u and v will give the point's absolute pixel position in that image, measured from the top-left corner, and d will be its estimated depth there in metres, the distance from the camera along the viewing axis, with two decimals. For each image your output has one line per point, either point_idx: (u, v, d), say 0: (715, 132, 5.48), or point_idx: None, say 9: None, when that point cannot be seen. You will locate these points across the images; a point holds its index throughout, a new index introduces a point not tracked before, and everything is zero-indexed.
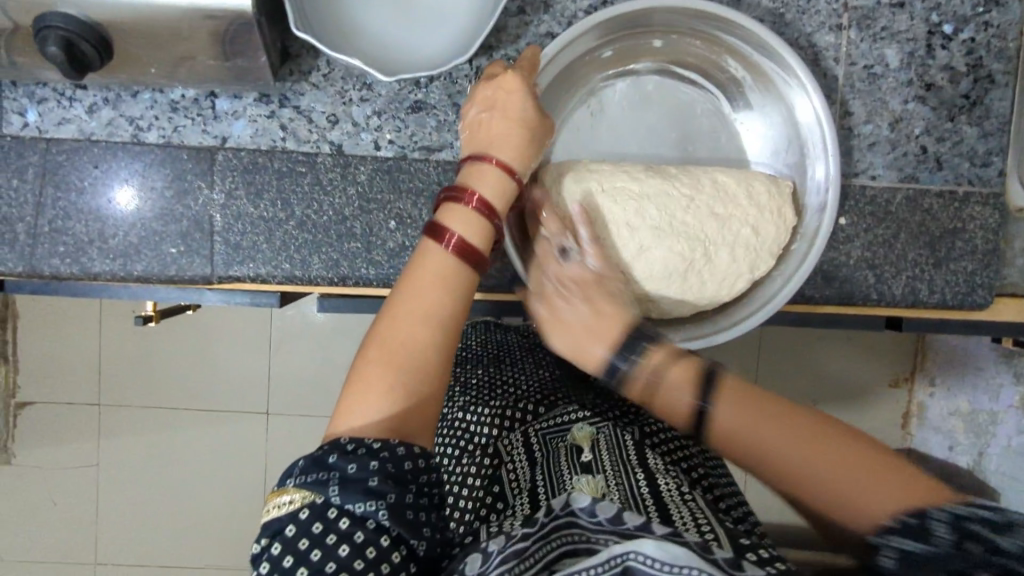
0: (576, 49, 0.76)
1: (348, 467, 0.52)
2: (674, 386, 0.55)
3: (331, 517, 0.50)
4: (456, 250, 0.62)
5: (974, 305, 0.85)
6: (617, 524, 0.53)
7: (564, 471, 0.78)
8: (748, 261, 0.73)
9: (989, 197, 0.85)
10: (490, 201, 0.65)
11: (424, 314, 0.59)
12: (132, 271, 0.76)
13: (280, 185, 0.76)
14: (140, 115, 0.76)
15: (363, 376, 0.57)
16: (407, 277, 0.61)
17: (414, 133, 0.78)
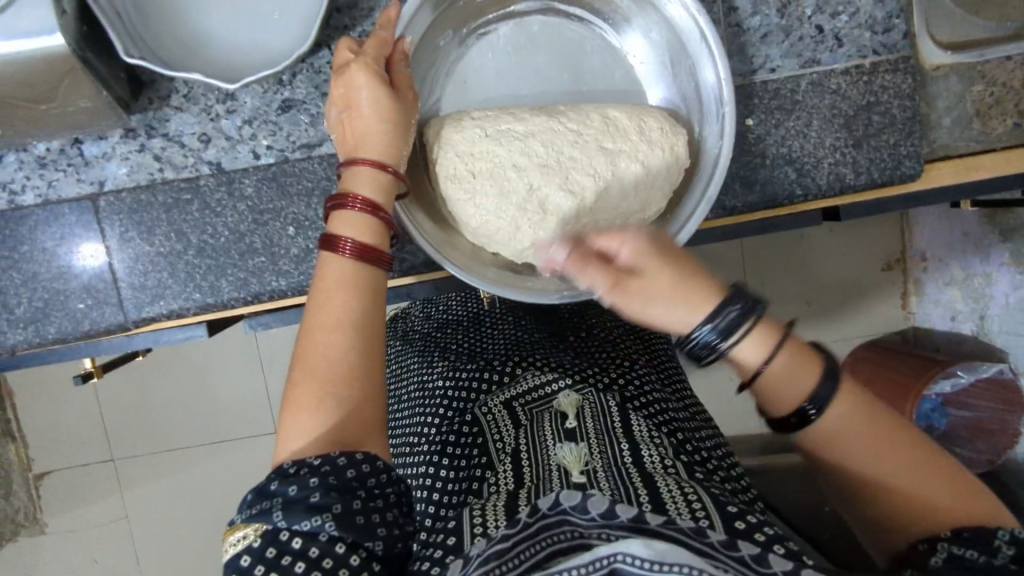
0: (427, 17, 0.71)
1: (289, 489, 0.52)
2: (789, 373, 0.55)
3: (284, 540, 0.51)
4: (354, 256, 0.59)
5: (904, 177, 0.82)
6: (609, 518, 0.53)
7: (549, 440, 0.71)
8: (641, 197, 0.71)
9: (898, 62, 0.81)
10: (375, 199, 0.62)
11: (340, 322, 0.58)
12: (47, 335, 0.75)
13: (170, 217, 0.75)
14: (10, 179, 0.74)
15: (295, 397, 0.56)
16: (313, 291, 0.59)
17: (291, 133, 0.75)
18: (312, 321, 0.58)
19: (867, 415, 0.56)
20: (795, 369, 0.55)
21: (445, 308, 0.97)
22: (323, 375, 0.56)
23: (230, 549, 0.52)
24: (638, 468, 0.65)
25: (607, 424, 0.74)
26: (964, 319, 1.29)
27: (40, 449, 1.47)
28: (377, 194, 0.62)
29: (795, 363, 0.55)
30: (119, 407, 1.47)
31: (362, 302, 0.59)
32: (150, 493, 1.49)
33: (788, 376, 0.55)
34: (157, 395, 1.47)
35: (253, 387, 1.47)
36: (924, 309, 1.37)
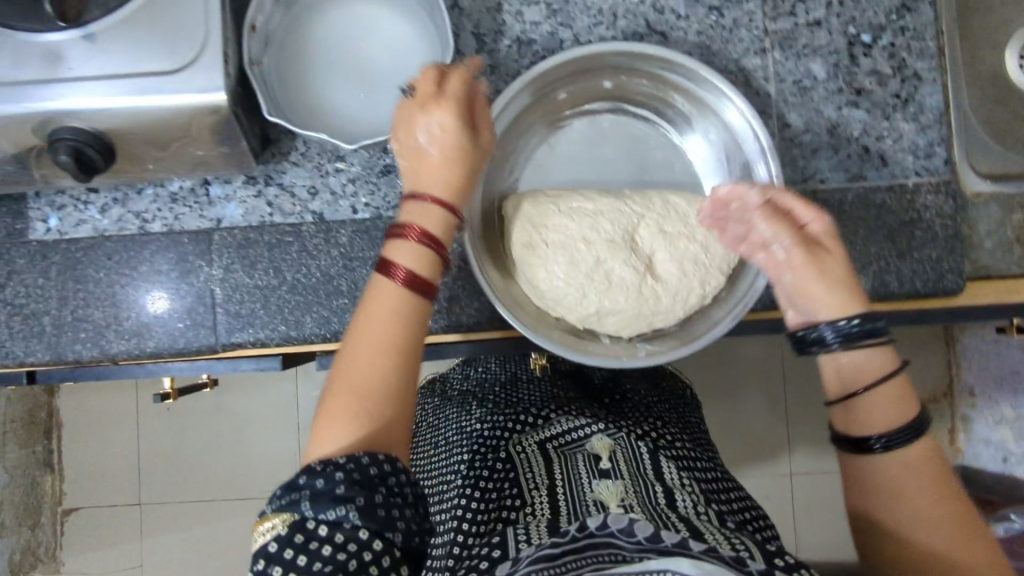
0: (512, 112, 0.81)
1: (316, 483, 0.56)
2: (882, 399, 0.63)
3: (310, 528, 0.55)
4: (406, 285, 0.62)
5: (947, 291, 0.87)
6: (655, 542, 0.54)
7: (585, 480, 0.76)
8: (698, 271, 0.78)
9: (939, 185, 0.88)
10: (433, 233, 0.65)
11: (394, 356, 0.62)
12: (146, 348, 0.84)
13: (271, 255, 0.84)
14: (145, 209, 0.85)
15: (331, 407, 0.60)
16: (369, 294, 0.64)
17: (387, 194, 0.85)
18: (362, 325, 0.63)
19: (930, 469, 0.61)
20: (895, 405, 0.62)
21: (484, 369, 1.05)
22: (360, 390, 0.60)
23: (263, 538, 0.56)
24: (674, 513, 0.69)
25: (639, 471, 0.78)
26: (1017, 462, 1.27)
27: (81, 480, 1.53)
28: (437, 228, 0.65)
29: (891, 403, 0.62)
30: (163, 446, 1.52)
31: (403, 321, 0.63)
32: (179, 535, 1.52)
33: (883, 419, 0.62)
34: (199, 439, 1.52)
35: (291, 446, 1.51)
36: (974, 449, 1.36)
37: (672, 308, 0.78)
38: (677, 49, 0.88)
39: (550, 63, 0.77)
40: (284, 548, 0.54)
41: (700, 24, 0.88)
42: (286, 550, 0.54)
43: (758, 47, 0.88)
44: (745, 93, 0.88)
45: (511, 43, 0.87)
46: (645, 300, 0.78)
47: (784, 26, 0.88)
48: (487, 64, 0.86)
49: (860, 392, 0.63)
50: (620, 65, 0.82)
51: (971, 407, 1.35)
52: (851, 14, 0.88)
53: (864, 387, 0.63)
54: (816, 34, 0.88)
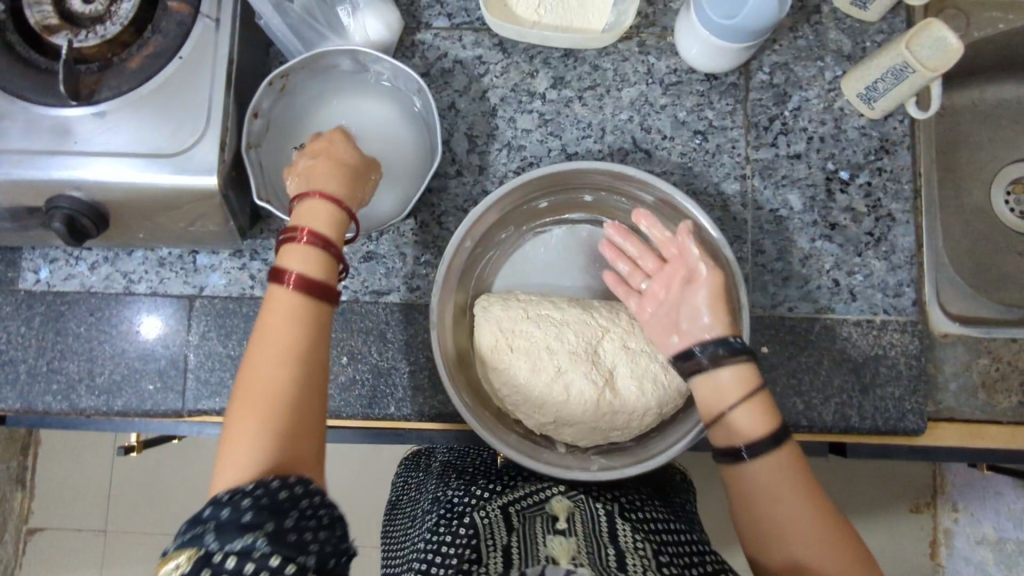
0: (493, 214, 0.83)
1: (222, 513, 0.53)
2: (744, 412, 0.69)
3: (217, 562, 0.51)
4: (297, 286, 0.64)
5: (907, 430, 0.88)
6: None
7: (538, 539, 0.73)
8: (654, 396, 0.79)
9: (906, 325, 0.90)
10: (309, 277, 0.65)
11: (288, 356, 0.61)
12: (114, 405, 0.86)
13: (248, 327, 0.87)
14: (133, 270, 0.89)
15: (232, 432, 0.59)
16: (260, 328, 0.63)
17: (366, 279, 0.88)
18: (256, 354, 0.62)
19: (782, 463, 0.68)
20: (759, 417, 0.68)
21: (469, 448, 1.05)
22: (256, 403, 0.59)
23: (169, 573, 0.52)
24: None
25: (596, 533, 0.74)
26: None
27: (46, 503, 1.52)
28: (328, 229, 0.68)
29: (758, 416, 0.68)
30: (130, 480, 1.52)
31: (301, 331, 0.63)
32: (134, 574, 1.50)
33: (744, 425, 0.68)
34: (167, 477, 1.51)
35: None
36: (954, 566, 1.32)
37: (628, 424, 0.80)
38: (660, 168, 0.91)
39: (535, 173, 0.80)
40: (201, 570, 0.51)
41: (683, 146, 0.91)
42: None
43: (738, 173, 0.92)
44: (723, 216, 0.91)
45: (501, 147, 0.91)
46: (603, 416, 0.79)
47: (765, 155, 0.92)
48: (475, 165, 0.90)
49: (726, 412, 0.69)
50: (601, 182, 0.86)
51: (954, 522, 1.33)
52: (831, 150, 0.92)
53: (730, 406, 0.69)
54: (796, 166, 0.92)
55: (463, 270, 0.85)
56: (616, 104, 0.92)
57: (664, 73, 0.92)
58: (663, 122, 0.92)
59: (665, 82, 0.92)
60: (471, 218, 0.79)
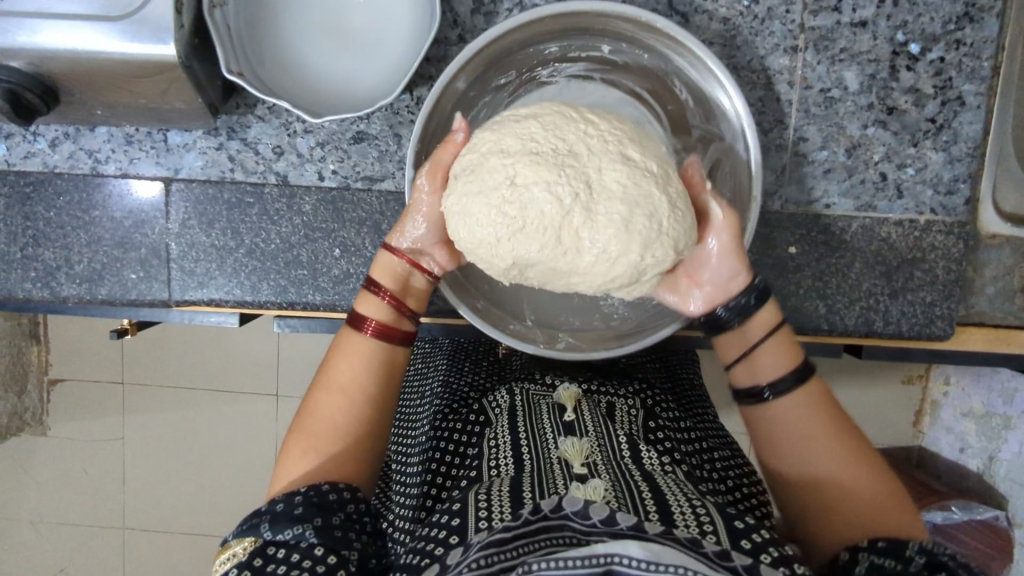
0: (499, 52, 0.72)
1: (277, 508, 0.57)
2: (766, 352, 0.67)
3: (269, 553, 0.54)
4: (375, 333, 0.68)
5: (932, 336, 0.83)
6: (610, 525, 0.45)
7: (546, 427, 0.68)
8: (639, 236, 0.58)
9: (953, 226, 0.81)
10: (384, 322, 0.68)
11: (351, 387, 0.67)
12: (97, 295, 0.81)
13: (231, 215, 0.80)
14: (98, 148, 0.80)
15: (291, 450, 0.65)
16: (331, 375, 0.67)
17: (357, 163, 0.79)
18: (326, 386, 0.67)
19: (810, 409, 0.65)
20: (781, 351, 0.67)
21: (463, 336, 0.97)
22: (318, 436, 0.65)
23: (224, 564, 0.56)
24: (639, 468, 0.60)
25: (609, 425, 0.69)
26: (973, 454, 1.23)
27: (61, 358, 1.54)
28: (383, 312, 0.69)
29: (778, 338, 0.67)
30: (143, 339, 1.52)
31: (375, 376, 0.68)
32: (155, 424, 1.55)
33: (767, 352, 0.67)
34: (179, 340, 1.51)
35: (267, 356, 1.50)
36: (936, 433, 1.31)
37: (591, 270, 0.59)
38: (698, 36, 0.78)
39: (571, 7, 0.68)
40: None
41: (728, 9, 0.77)
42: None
43: (789, 45, 0.78)
44: (764, 97, 0.79)
45: (512, 7, 0.77)
46: (563, 252, 0.59)
47: (824, 23, 0.78)
48: (481, 29, 0.77)
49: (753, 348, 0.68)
50: (625, 32, 0.73)
51: (944, 395, 1.29)
52: (904, 17, 0.77)
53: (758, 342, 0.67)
54: (859, 36, 0.78)
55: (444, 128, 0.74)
56: None
57: None
58: None
59: None
60: (480, 41, 0.68)
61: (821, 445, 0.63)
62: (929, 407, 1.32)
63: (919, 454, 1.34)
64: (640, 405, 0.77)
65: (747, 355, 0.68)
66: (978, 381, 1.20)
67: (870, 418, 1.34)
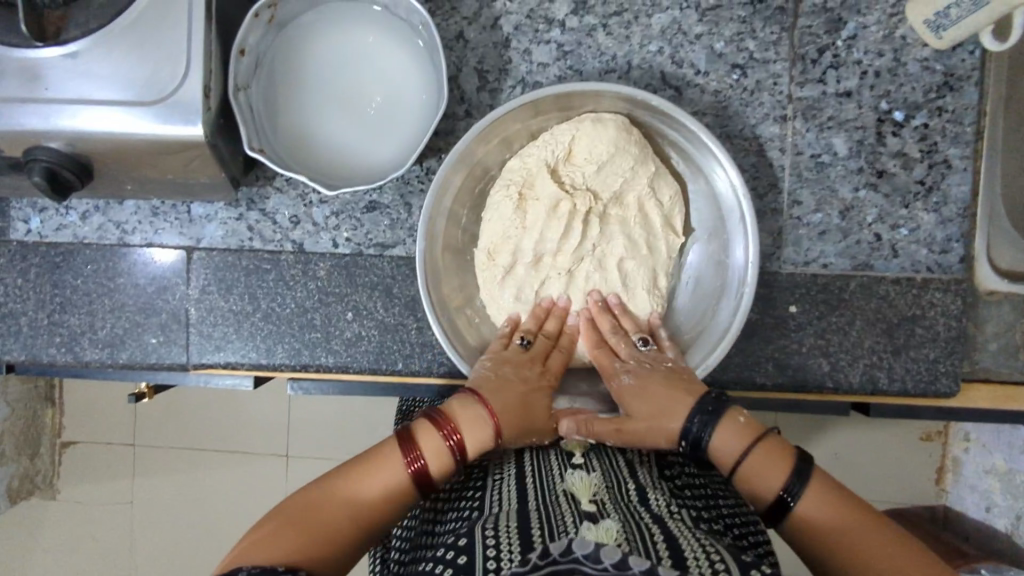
0: (519, 119, 0.77)
1: None
2: (759, 471, 0.65)
3: None
4: (411, 471, 0.64)
5: (939, 393, 0.83)
6: (622, 569, 0.47)
7: (556, 469, 0.71)
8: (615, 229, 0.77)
9: (950, 283, 0.83)
10: (466, 442, 0.66)
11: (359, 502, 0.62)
12: (118, 359, 0.84)
13: (248, 281, 0.83)
14: (126, 220, 0.84)
15: (266, 536, 0.57)
16: (356, 475, 0.64)
17: (370, 231, 0.83)
18: (337, 484, 0.63)
19: (830, 498, 0.63)
20: (771, 465, 0.65)
21: None
22: (307, 525, 0.59)
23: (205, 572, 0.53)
24: (647, 510, 0.62)
25: (614, 468, 0.73)
26: (999, 514, 1.17)
27: (76, 420, 1.56)
28: (468, 436, 0.67)
29: (768, 462, 0.65)
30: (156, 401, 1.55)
31: (383, 510, 0.63)
32: (164, 487, 1.55)
33: (756, 460, 0.65)
34: (192, 401, 1.54)
35: (278, 416, 1.51)
36: (960, 493, 1.28)
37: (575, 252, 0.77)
38: (692, 108, 0.83)
39: (578, 86, 0.73)
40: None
41: (718, 82, 0.82)
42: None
43: (778, 114, 0.83)
44: (758, 163, 0.83)
45: (515, 83, 0.83)
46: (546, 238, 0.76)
47: (810, 94, 0.82)
48: (487, 105, 0.83)
49: (739, 467, 0.65)
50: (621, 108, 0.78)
51: (964, 451, 1.27)
52: (886, 87, 0.82)
53: (740, 457, 0.66)
54: (844, 105, 0.82)
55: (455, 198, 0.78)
56: (645, 33, 0.82)
57: None
58: (698, 54, 0.82)
59: (701, 7, 0.82)
60: (488, 120, 0.73)
61: (871, 535, 0.60)
62: (950, 464, 1.30)
63: (945, 514, 1.29)
64: (652, 452, 0.80)
65: (738, 476, 0.66)
66: (998, 437, 1.18)
67: (891, 478, 1.32)
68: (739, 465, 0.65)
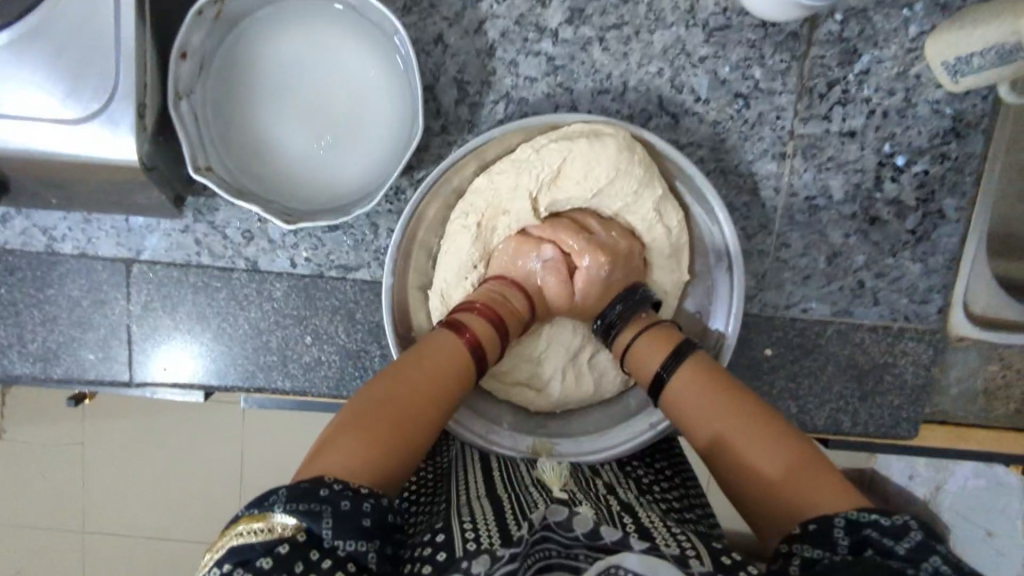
0: (501, 146, 0.70)
1: (339, 502, 0.44)
2: (646, 353, 0.64)
3: (314, 557, 0.42)
4: (467, 344, 0.60)
5: (897, 436, 0.85)
6: (594, 539, 0.45)
7: (523, 471, 0.68)
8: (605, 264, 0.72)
9: (924, 334, 0.82)
10: (479, 337, 0.61)
11: (403, 412, 0.53)
12: (54, 374, 0.78)
13: (196, 300, 0.76)
14: (54, 225, 0.75)
15: (337, 432, 0.50)
16: (412, 362, 0.57)
17: (331, 252, 0.76)
18: (392, 377, 0.55)
19: (705, 397, 0.58)
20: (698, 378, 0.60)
21: None
22: (388, 417, 0.52)
23: (258, 537, 0.42)
24: (617, 501, 0.59)
25: (582, 470, 0.70)
26: None
27: None
28: (483, 331, 0.62)
29: (661, 346, 0.63)
30: None
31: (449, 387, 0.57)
32: None
33: (685, 394, 0.60)
34: None
35: None
36: None
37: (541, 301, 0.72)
38: (687, 138, 0.76)
39: (567, 117, 0.68)
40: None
41: (719, 112, 0.76)
42: (262, 560, 0.40)
43: (778, 150, 0.77)
44: (750, 202, 0.79)
45: (497, 98, 0.74)
46: None
47: (814, 130, 0.77)
48: (465, 120, 0.75)
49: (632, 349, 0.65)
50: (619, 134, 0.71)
51: None
52: (893, 129, 0.77)
53: (645, 354, 0.64)
54: (847, 146, 0.77)
55: (429, 230, 0.72)
56: (645, 51, 0.74)
57: (709, 14, 0.73)
58: (699, 79, 0.75)
59: (708, 26, 0.74)
60: (470, 145, 0.68)
61: (772, 446, 0.53)
62: None
63: None
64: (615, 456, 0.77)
65: (631, 353, 0.66)
66: None
67: None
68: (632, 347, 0.66)
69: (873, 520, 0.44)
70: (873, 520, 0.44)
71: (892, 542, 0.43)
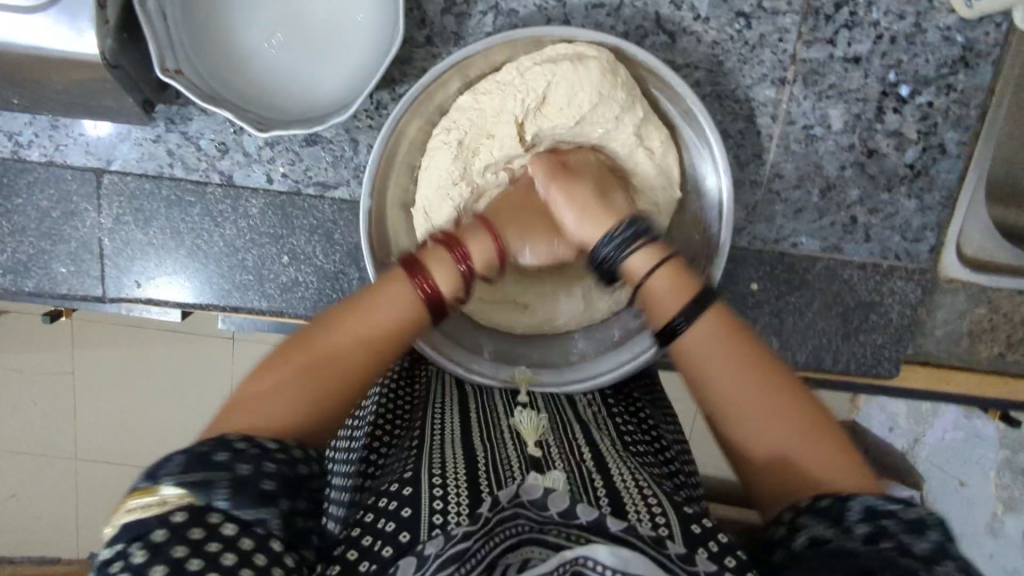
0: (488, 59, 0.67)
1: (251, 474, 0.42)
2: (656, 294, 0.55)
3: (215, 529, 0.40)
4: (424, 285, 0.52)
5: (877, 373, 0.83)
6: (567, 518, 0.42)
7: (500, 415, 0.65)
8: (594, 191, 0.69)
9: (914, 273, 0.81)
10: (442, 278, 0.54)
11: (344, 360, 0.50)
12: (24, 287, 0.76)
13: (170, 214, 0.74)
14: (20, 130, 0.72)
15: (263, 386, 0.48)
16: (360, 307, 0.51)
17: (309, 168, 0.74)
18: (336, 323, 0.51)
19: (716, 345, 0.52)
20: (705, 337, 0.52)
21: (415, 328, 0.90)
22: (325, 366, 0.49)
23: (152, 511, 0.40)
24: (591, 455, 0.56)
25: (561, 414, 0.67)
26: None
27: None
28: (448, 277, 0.56)
29: (669, 293, 0.53)
30: None
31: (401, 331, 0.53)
32: None
33: (697, 350, 0.52)
34: None
35: None
36: None
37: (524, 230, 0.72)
38: (684, 60, 0.73)
39: (555, 34, 0.64)
40: (116, 557, 0.39)
41: (718, 32, 0.72)
42: (157, 532, 0.39)
43: (777, 76, 0.74)
44: (745, 130, 0.76)
45: (486, 9, 0.71)
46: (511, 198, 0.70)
47: (816, 55, 0.73)
48: (451, 32, 0.71)
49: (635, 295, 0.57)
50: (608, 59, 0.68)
51: None
52: (899, 56, 0.73)
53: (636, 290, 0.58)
54: (850, 73, 0.74)
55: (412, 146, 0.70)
56: None
57: None
58: None
59: None
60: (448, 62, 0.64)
61: (788, 413, 0.49)
62: None
63: None
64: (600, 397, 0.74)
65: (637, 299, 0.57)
66: None
67: None
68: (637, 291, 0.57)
69: (884, 505, 0.43)
70: (883, 505, 0.43)
71: (906, 531, 0.41)
